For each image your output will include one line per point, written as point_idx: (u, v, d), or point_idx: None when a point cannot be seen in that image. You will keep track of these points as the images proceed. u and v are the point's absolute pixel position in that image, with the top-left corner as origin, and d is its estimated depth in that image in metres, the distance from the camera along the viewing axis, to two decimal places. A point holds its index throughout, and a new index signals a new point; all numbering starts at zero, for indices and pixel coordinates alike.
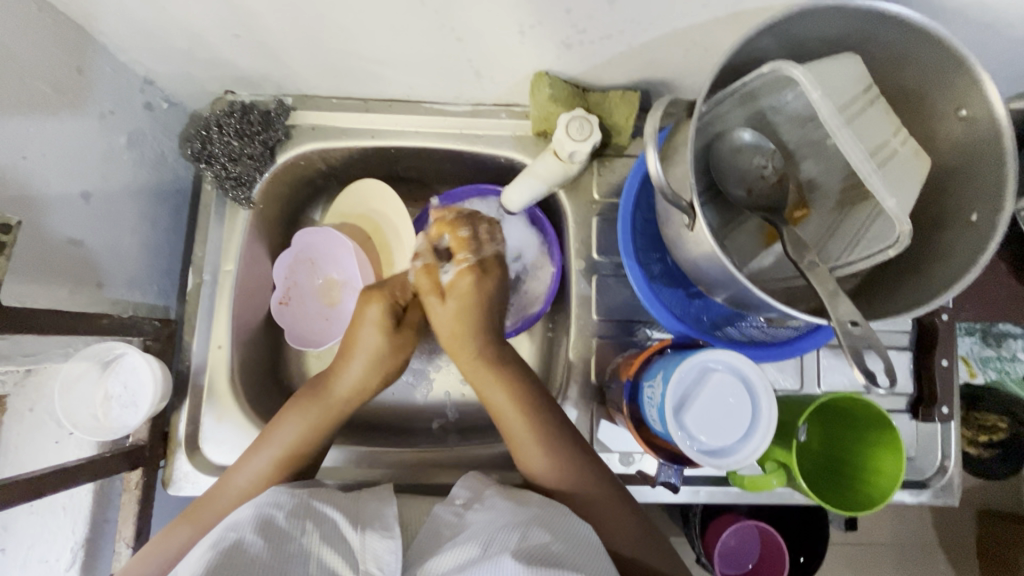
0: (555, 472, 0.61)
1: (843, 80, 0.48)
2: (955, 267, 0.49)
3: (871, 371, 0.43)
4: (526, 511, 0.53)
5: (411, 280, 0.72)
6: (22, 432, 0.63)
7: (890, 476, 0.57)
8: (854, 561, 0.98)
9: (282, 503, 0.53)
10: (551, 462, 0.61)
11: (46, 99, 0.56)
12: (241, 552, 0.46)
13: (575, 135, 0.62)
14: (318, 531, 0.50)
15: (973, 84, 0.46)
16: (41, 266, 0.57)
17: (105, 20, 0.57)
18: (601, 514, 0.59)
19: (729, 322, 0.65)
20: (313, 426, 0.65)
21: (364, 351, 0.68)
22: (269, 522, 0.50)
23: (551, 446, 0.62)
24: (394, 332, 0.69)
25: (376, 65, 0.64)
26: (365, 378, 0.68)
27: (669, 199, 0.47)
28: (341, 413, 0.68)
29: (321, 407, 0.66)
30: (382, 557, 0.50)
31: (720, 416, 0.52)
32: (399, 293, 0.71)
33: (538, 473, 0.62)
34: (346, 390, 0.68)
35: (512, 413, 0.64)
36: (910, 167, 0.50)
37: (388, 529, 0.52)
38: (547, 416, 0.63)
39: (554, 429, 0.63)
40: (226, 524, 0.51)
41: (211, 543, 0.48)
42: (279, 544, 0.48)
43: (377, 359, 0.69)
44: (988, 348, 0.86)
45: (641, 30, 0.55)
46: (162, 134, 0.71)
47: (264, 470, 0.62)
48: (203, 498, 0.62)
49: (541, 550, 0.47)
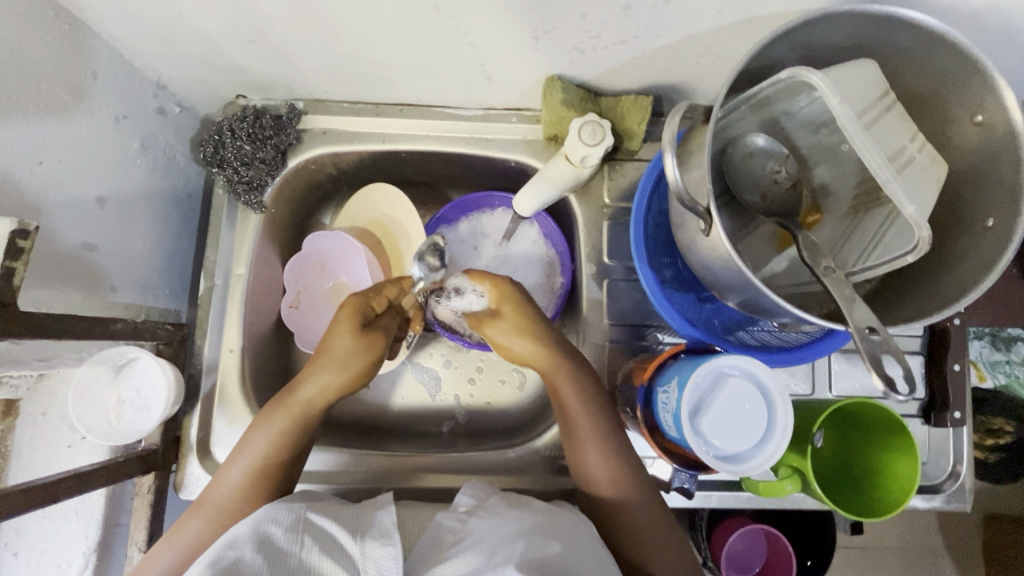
0: (604, 478, 0.61)
1: (860, 85, 0.48)
2: (970, 272, 0.49)
3: (891, 376, 0.43)
4: (529, 517, 0.54)
5: (387, 288, 0.70)
6: (36, 436, 0.63)
7: (903, 491, 0.57)
8: (863, 567, 0.97)
9: (280, 518, 0.53)
10: (603, 468, 0.61)
11: (62, 104, 0.56)
12: (239, 571, 0.46)
13: (588, 139, 0.63)
14: (317, 544, 0.50)
15: (990, 91, 0.46)
16: (56, 271, 0.57)
17: (120, 25, 0.57)
18: (648, 526, 0.59)
19: (740, 326, 0.66)
20: (280, 433, 0.63)
21: (332, 354, 0.64)
22: (267, 540, 0.50)
23: (608, 460, 0.61)
24: (360, 331, 0.65)
25: (388, 70, 0.65)
26: (331, 385, 0.64)
27: (687, 205, 0.47)
28: (305, 416, 0.64)
29: (285, 411, 0.63)
30: (382, 564, 0.49)
31: (736, 422, 0.52)
32: (375, 299, 0.68)
33: (594, 479, 0.61)
34: (308, 393, 0.64)
35: (577, 421, 0.62)
36: (928, 173, 0.50)
37: (388, 536, 0.52)
38: (608, 430, 0.62)
39: (614, 444, 0.62)
40: (224, 541, 0.51)
41: (210, 561, 0.48)
42: (278, 562, 0.48)
43: (344, 364, 0.64)
44: (998, 352, 0.88)
45: (656, 36, 0.55)
46: (175, 138, 0.71)
47: (239, 483, 0.61)
48: (195, 503, 0.62)
49: (545, 562, 0.47)
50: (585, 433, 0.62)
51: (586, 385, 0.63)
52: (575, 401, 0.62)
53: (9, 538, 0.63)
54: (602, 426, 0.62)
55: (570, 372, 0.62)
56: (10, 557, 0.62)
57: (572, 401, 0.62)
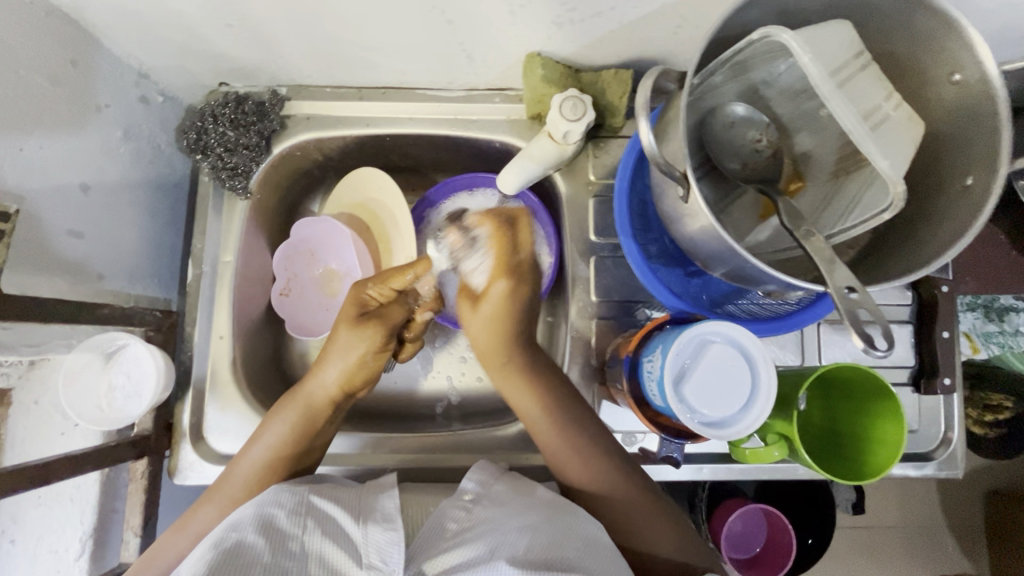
0: (572, 463, 0.62)
1: (833, 45, 0.48)
2: (950, 231, 0.49)
3: (869, 335, 0.43)
4: (534, 510, 0.53)
5: (393, 276, 0.70)
6: (29, 424, 0.64)
7: (891, 448, 0.57)
8: (865, 542, 0.97)
9: (284, 501, 0.53)
10: (563, 445, 0.62)
11: (42, 91, 0.56)
12: (244, 553, 0.46)
13: (569, 115, 0.64)
14: (320, 528, 0.50)
15: (964, 48, 0.46)
16: (41, 259, 0.57)
17: (97, 12, 0.57)
18: (631, 515, 0.58)
19: (729, 299, 0.65)
20: (292, 426, 0.64)
21: (336, 352, 0.67)
22: (270, 523, 0.50)
23: (573, 443, 0.62)
24: (358, 324, 0.67)
25: (369, 51, 0.65)
26: (339, 378, 0.67)
27: (663, 170, 0.47)
28: (317, 411, 0.66)
29: (295, 406, 0.65)
30: (384, 550, 0.49)
31: (719, 386, 0.53)
32: (374, 289, 0.70)
33: (559, 462, 0.62)
34: (317, 387, 0.66)
35: (524, 395, 0.65)
36: (904, 131, 0.49)
37: (391, 521, 0.52)
38: (568, 413, 0.63)
39: (570, 416, 0.63)
40: (228, 523, 0.51)
41: (212, 543, 0.48)
42: (279, 543, 0.48)
43: (349, 358, 0.67)
44: (991, 323, 0.82)
45: (630, 7, 0.55)
46: (159, 127, 0.71)
47: (246, 476, 0.62)
48: (215, 486, 0.63)
49: (544, 555, 0.47)
50: (537, 415, 0.64)
51: (539, 365, 0.67)
52: (534, 381, 0.66)
53: (7, 525, 0.63)
54: (560, 408, 0.64)
55: (521, 346, 0.67)
56: (7, 544, 0.63)
57: (520, 378, 0.66)
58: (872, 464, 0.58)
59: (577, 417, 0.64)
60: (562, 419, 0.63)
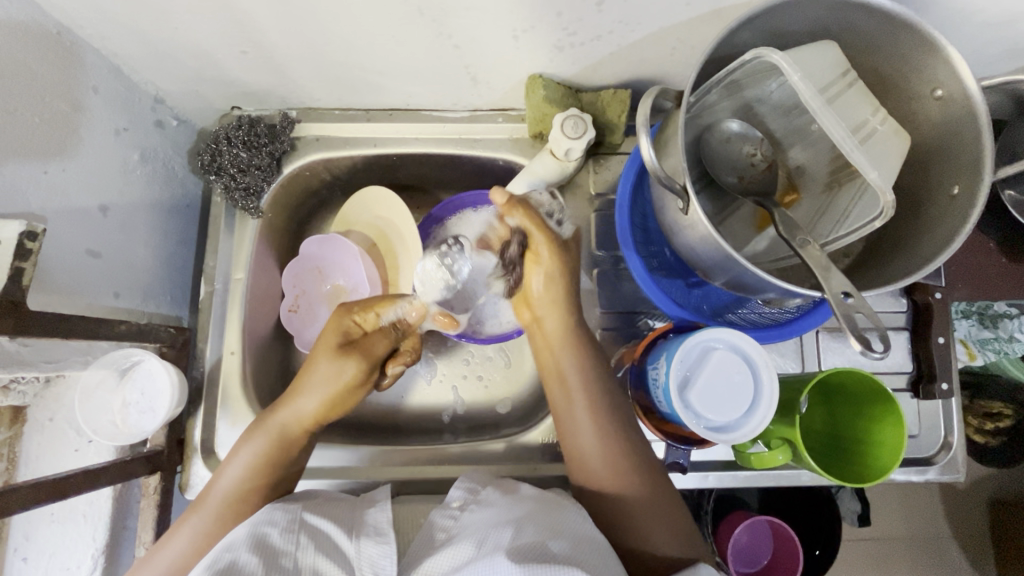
0: (602, 455, 0.60)
1: (821, 65, 0.51)
2: (938, 239, 0.51)
3: (865, 336, 0.45)
4: (523, 507, 0.54)
5: (377, 304, 0.71)
6: (42, 441, 0.66)
7: (894, 430, 0.59)
8: (870, 554, 0.98)
9: (277, 519, 0.54)
10: (593, 435, 0.61)
11: (65, 117, 0.58)
12: (236, 571, 0.47)
13: (571, 133, 0.66)
14: (312, 544, 0.51)
15: (944, 65, 0.48)
16: (62, 279, 0.59)
17: (118, 42, 0.60)
18: (641, 511, 0.57)
19: (729, 309, 0.67)
20: (263, 454, 0.64)
21: (308, 377, 0.66)
22: (262, 540, 0.51)
23: (609, 443, 0.60)
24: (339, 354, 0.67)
25: (375, 75, 0.67)
26: (310, 406, 0.66)
27: (664, 184, 0.49)
28: (290, 436, 0.65)
29: (264, 433, 0.65)
30: (377, 563, 0.51)
31: (724, 393, 0.54)
32: (359, 314, 0.70)
33: (585, 448, 0.61)
34: (284, 414, 0.65)
35: (582, 418, 0.61)
36: (892, 144, 0.52)
37: (383, 535, 0.53)
38: (602, 400, 0.62)
39: (606, 399, 0.62)
40: (223, 544, 0.52)
41: (208, 564, 0.49)
42: (273, 560, 0.49)
43: (318, 385, 0.66)
44: (986, 330, 0.81)
45: (630, 31, 0.58)
46: (173, 150, 0.73)
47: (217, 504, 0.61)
48: (195, 501, 0.63)
49: (536, 548, 0.47)
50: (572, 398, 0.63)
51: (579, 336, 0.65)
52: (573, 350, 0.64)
53: (19, 543, 0.67)
54: (593, 393, 0.62)
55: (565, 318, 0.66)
56: (20, 561, 0.66)
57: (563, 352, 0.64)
58: (885, 454, 0.59)
59: (606, 404, 0.62)
60: (599, 404, 0.62)
